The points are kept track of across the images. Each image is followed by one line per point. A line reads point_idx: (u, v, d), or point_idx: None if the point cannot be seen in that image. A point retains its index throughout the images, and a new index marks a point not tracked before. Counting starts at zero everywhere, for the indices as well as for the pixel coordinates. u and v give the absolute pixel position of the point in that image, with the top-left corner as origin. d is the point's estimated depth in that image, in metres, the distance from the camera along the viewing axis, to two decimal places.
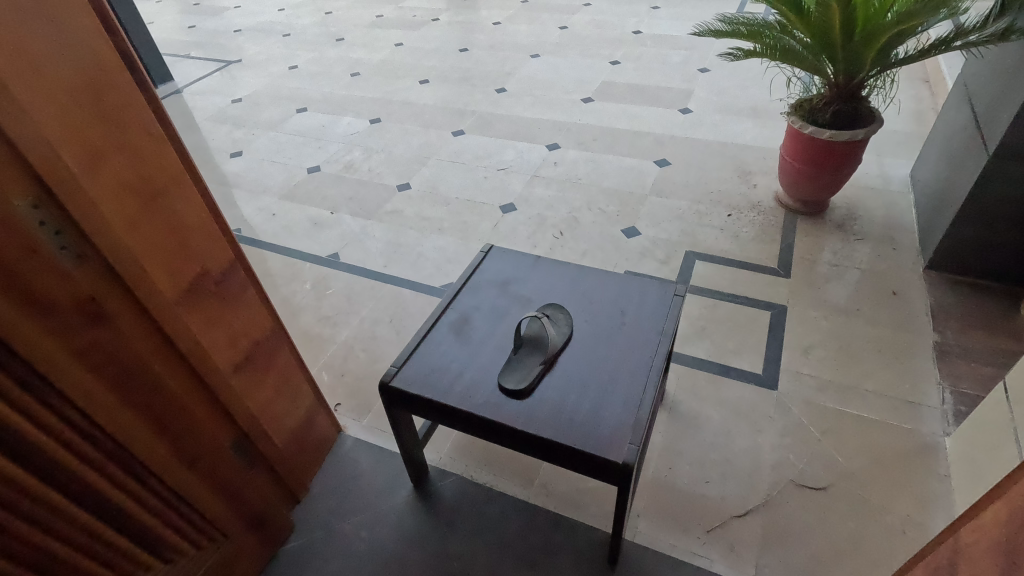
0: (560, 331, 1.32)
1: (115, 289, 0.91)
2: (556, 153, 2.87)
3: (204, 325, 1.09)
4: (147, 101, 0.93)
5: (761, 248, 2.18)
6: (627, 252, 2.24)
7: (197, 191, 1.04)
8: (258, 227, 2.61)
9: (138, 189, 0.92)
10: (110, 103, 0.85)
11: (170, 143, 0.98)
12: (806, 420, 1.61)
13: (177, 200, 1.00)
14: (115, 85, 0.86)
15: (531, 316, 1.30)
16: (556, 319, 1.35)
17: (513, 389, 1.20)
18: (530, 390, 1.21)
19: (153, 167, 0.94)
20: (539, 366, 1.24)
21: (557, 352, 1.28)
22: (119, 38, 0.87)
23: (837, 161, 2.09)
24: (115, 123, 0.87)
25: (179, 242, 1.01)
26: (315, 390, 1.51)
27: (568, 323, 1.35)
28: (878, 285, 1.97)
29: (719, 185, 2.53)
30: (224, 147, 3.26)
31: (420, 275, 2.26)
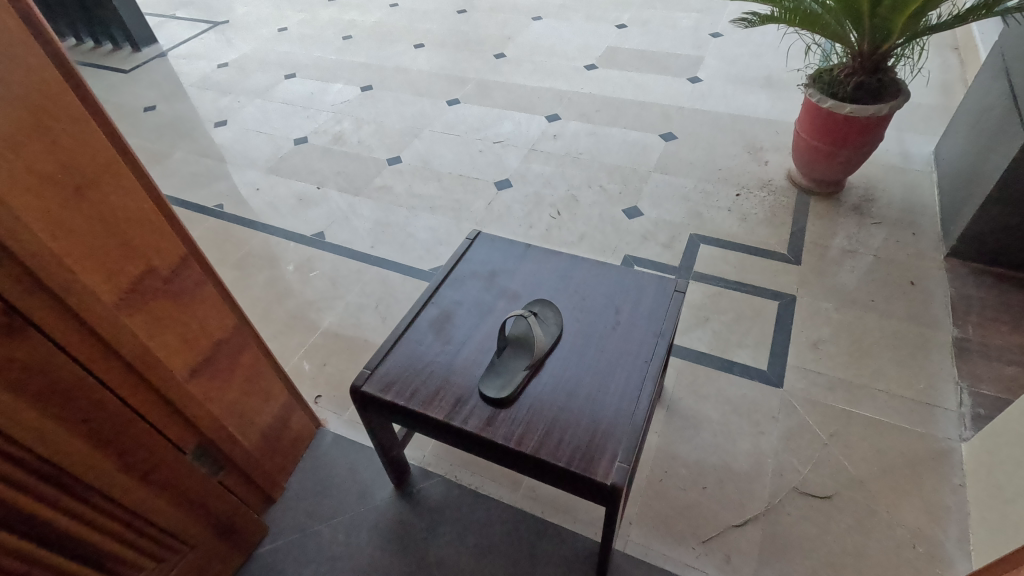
0: (550, 331, 1.21)
1: (35, 294, 0.80)
2: (555, 125, 2.71)
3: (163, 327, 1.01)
4: (66, 78, 0.80)
5: (770, 231, 2.05)
6: (628, 234, 2.11)
7: (136, 179, 0.92)
8: (242, 203, 2.48)
9: (59, 180, 0.80)
10: (16, 83, 0.73)
11: (99, 125, 0.86)
12: (813, 422, 1.51)
13: (111, 191, 0.88)
14: (24, 61, 0.74)
15: (517, 315, 1.18)
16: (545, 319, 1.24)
17: (494, 398, 1.10)
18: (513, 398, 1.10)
19: (78, 155, 0.82)
20: (524, 372, 1.13)
21: (545, 355, 1.17)
22: (26, 4, 0.74)
23: (859, 138, 1.93)
24: (25, 106, 0.74)
25: (117, 238, 0.90)
26: (288, 386, 1.42)
27: (558, 322, 1.23)
28: (895, 274, 1.85)
29: (728, 162, 2.37)
30: (208, 116, 3.10)
31: (409, 257, 2.15)
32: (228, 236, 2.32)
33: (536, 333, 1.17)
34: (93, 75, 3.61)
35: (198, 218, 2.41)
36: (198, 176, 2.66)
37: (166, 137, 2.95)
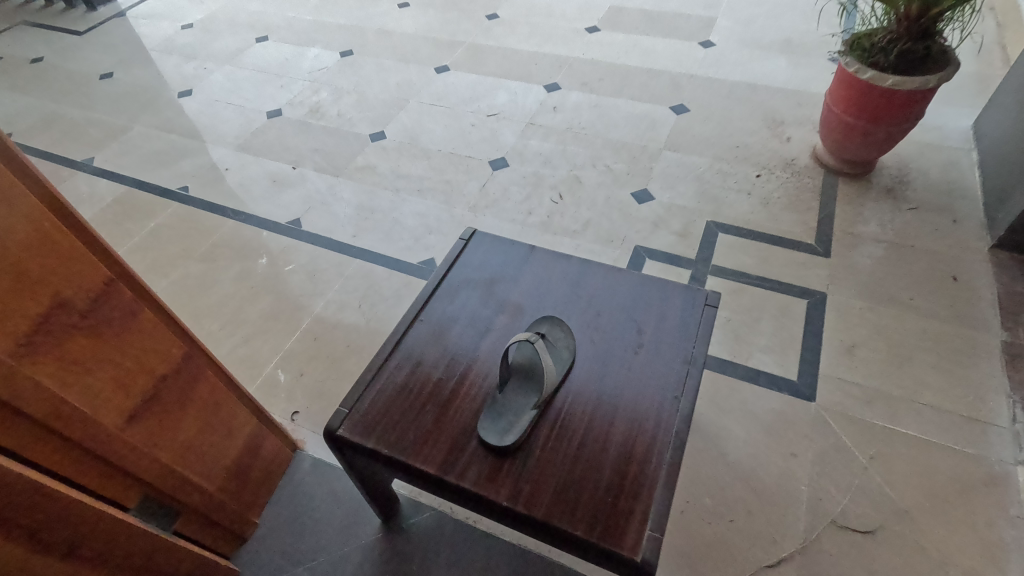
0: (562, 358, 1.02)
1: None
2: (555, 96, 2.46)
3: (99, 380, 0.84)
4: None
5: (795, 218, 1.85)
6: (638, 221, 1.91)
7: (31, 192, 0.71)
8: (209, 185, 2.24)
9: None
10: None
11: None
12: (850, 442, 1.35)
13: None
14: None
15: (521, 340, 0.99)
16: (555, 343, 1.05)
17: (495, 444, 0.91)
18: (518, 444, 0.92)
19: None
20: (531, 412, 0.95)
21: (556, 388, 0.99)
22: None
23: (899, 114, 1.72)
24: None
25: (7, 270, 0.69)
26: (257, 411, 1.24)
27: (571, 347, 1.05)
28: (935, 268, 1.67)
29: (747, 138, 2.15)
30: (171, 84, 2.81)
31: (396, 247, 1.93)
32: (194, 222, 2.09)
33: (545, 361, 0.98)
34: (44, 37, 3.26)
35: (160, 202, 2.17)
36: (160, 154, 2.40)
37: (124, 108, 2.67)
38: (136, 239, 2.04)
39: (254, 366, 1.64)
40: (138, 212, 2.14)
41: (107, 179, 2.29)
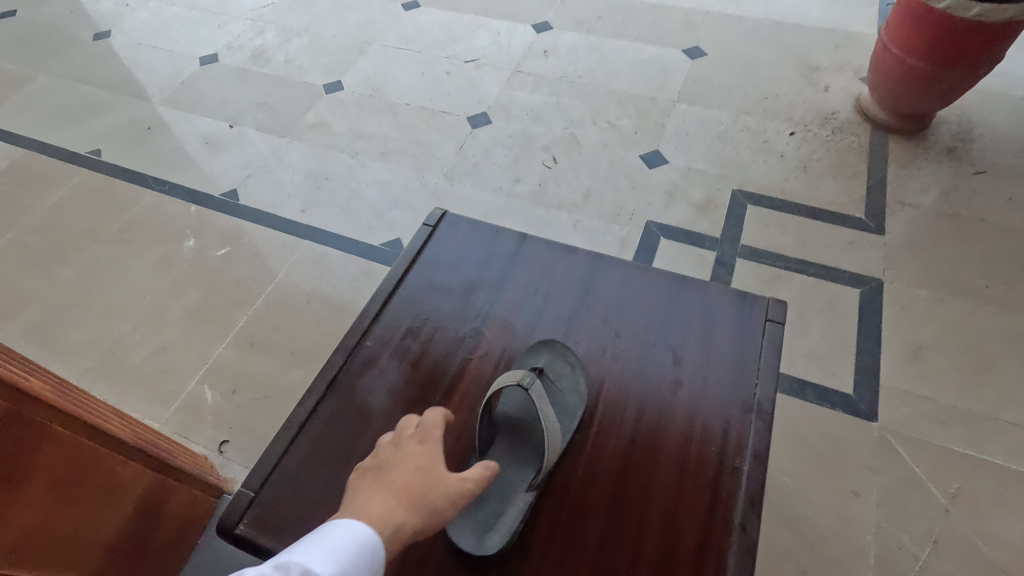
0: (570, 406, 0.71)
1: None
2: (546, 37, 2.06)
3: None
4: None
5: (839, 186, 1.53)
6: (649, 190, 1.57)
7: None
8: (127, 148, 1.84)
9: None
10: None
11: None
12: (926, 475, 1.07)
13: None
14: None
15: (522, 387, 0.69)
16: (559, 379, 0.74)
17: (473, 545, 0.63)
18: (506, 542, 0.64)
19: None
20: (524, 497, 0.66)
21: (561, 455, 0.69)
22: None
23: (979, 54, 1.37)
24: None
25: None
26: (144, 450, 0.89)
27: (584, 385, 0.73)
28: (1014, 247, 1.37)
29: (776, 87, 1.80)
30: (87, 25, 2.34)
31: (354, 225, 1.58)
32: (107, 195, 1.70)
33: (545, 415, 0.67)
34: None
35: (66, 169, 1.78)
36: (69, 109, 1.98)
37: (28, 54, 2.21)
38: (33, 216, 1.66)
39: (175, 381, 1.31)
40: (38, 182, 1.74)
41: (3, 142, 1.88)
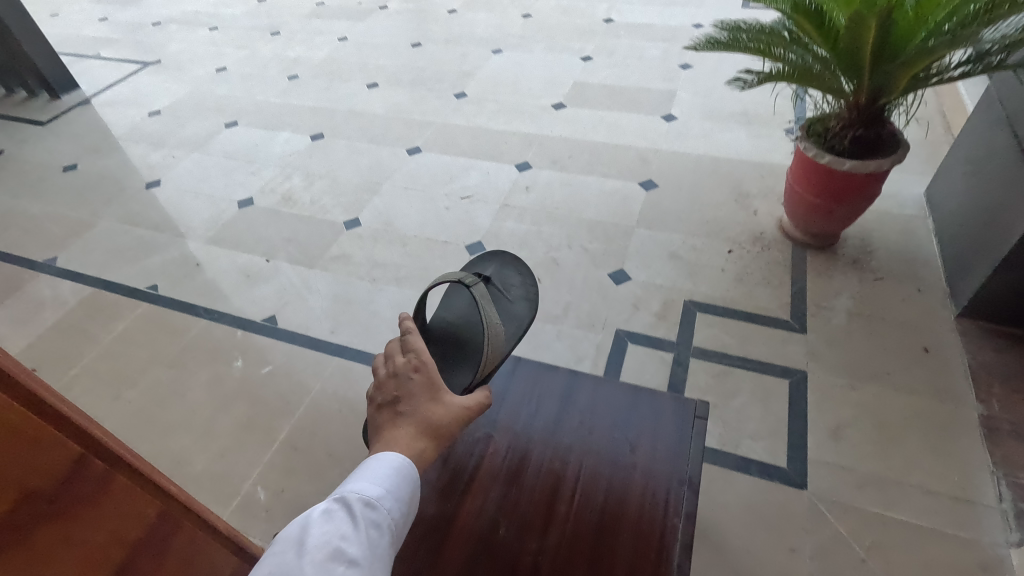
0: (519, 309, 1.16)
1: None
2: (527, 175, 2.51)
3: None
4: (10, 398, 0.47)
5: (769, 293, 1.90)
6: (617, 302, 1.92)
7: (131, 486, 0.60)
8: (179, 282, 2.18)
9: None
10: None
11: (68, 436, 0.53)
12: (846, 531, 1.34)
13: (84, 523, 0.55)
14: None
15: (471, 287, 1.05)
16: (510, 288, 1.21)
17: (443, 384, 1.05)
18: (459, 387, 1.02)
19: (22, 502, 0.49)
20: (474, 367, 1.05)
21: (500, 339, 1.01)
22: None
23: (858, 193, 1.79)
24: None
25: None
26: None
27: (533, 294, 1.19)
28: (907, 339, 1.71)
29: (714, 212, 2.22)
30: (139, 175, 2.77)
31: (376, 342, 1.90)
32: (164, 324, 2.02)
33: (488, 312, 1.01)
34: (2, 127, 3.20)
35: (128, 302, 2.11)
36: (127, 250, 2.34)
37: (89, 201, 2.61)
38: (102, 344, 1.96)
39: (232, 483, 1.56)
40: (104, 315, 2.06)
41: (72, 280, 2.20)
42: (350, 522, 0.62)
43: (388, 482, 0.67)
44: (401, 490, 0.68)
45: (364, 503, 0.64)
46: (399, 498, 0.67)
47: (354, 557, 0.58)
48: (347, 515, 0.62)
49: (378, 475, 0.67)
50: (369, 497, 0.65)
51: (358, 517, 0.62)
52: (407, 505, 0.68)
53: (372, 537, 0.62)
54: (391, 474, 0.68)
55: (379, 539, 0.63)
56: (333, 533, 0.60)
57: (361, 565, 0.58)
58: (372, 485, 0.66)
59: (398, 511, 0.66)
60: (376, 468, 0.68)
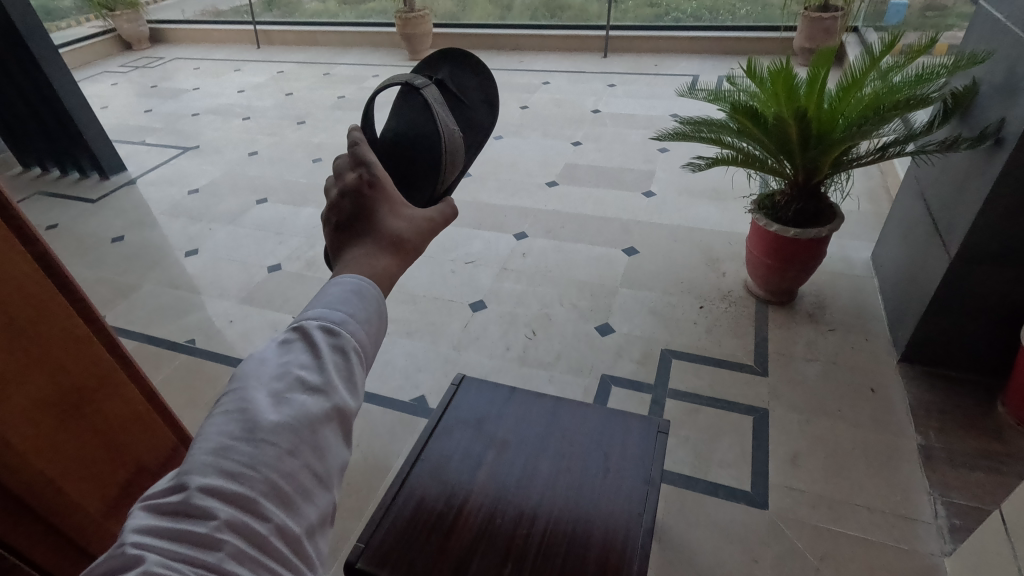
0: (478, 113, 1.47)
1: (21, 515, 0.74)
2: (524, 243, 2.84)
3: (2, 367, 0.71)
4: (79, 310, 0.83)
5: (736, 342, 2.16)
6: (602, 351, 2.18)
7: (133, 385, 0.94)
8: (214, 336, 2.46)
9: (59, 403, 0.80)
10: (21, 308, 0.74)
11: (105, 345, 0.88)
12: (803, 545, 1.53)
13: (109, 401, 0.88)
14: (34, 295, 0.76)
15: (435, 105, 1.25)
16: (465, 91, 1.50)
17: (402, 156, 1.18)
18: (427, 153, 1.18)
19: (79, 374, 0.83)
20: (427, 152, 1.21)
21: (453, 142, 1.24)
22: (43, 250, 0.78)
23: (804, 257, 2.09)
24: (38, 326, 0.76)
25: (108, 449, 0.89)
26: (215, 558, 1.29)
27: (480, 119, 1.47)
28: (856, 381, 1.95)
29: (688, 273, 2.53)
30: (179, 244, 3.11)
31: (389, 387, 2.14)
32: (200, 373, 2.27)
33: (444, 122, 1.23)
34: (59, 204, 3.60)
35: (168, 354, 2.37)
36: (168, 309, 2.63)
37: (135, 267, 2.94)
38: None
39: None
40: (147, 365, 2.32)
41: (119, 335, 2.48)
42: (309, 349, 0.56)
43: (348, 303, 0.60)
44: (364, 310, 0.61)
45: (324, 330, 0.57)
46: (366, 316, 0.61)
47: (318, 385, 0.53)
48: (307, 343, 0.56)
49: (335, 298, 0.60)
50: (329, 321, 0.58)
51: (319, 342, 0.56)
52: (375, 326, 0.61)
53: (338, 362, 0.56)
54: (350, 295, 0.61)
55: (348, 364, 0.57)
56: (290, 364, 0.54)
57: (323, 391, 0.53)
58: (332, 309, 0.59)
59: (366, 334, 0.60)
60: (333, 291, 0.61)
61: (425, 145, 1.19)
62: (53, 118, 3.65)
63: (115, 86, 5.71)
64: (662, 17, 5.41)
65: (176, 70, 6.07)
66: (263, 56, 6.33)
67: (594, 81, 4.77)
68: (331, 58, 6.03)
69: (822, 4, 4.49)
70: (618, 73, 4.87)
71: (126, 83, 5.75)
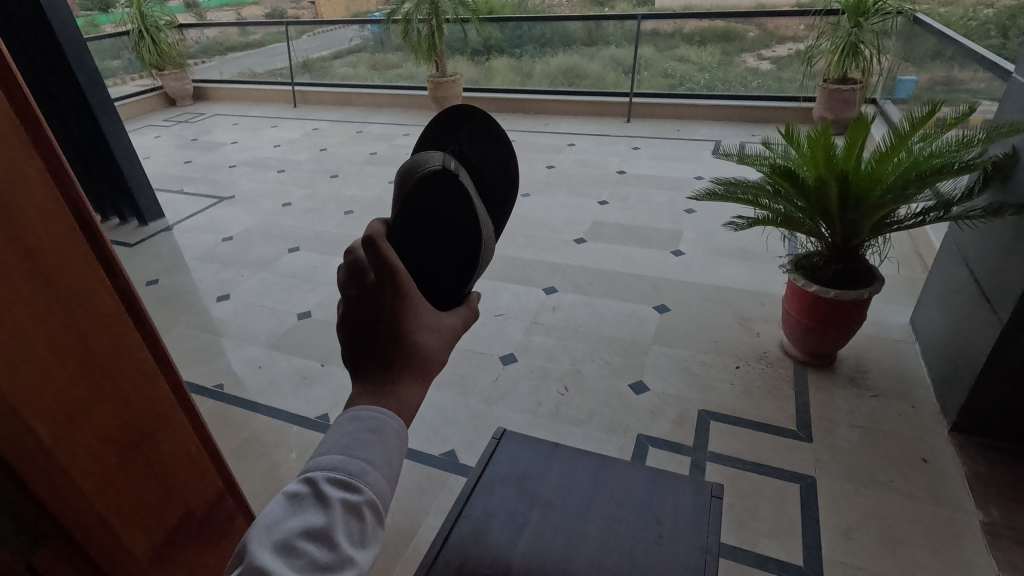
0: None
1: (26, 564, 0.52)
2: (553, 297, 2.84)
3: (65, 396, 0.52)
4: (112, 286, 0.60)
5: (775, 405, 2.09)
6: (637, 410, 2.13)
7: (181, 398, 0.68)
8: (242, 382, 2.44)
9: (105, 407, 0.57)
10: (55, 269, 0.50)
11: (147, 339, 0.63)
12: None
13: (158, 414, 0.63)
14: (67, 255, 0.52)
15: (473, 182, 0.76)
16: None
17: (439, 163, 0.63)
18: (502, 195, 0.77)
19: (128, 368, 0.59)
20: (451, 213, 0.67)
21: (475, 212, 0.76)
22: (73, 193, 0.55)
23: (845, 318, 2.05)
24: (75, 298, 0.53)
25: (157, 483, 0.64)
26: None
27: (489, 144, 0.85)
28: (906, 450, 1.87)
29: (722, 333, 2.49)
30: (211, 289, 3.15)
31: (417, 439, 2.08)
32: (227, 418, 2.25)
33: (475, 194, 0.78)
34: None
35: (195, 398, 2.35)
36: (197, 353, 2.63)
37: (166, 311, 2.97)
38: None
39: None
40: None
41: None
42: (320, 511, 0.48)
43: (366, 448, 0.51)
44: (382, 455, 0.52)
45: (339, 485, 0.49)
46: (388, 464, 0.52)
47: (330, 564, 0.45)
48: (320, 504, 0.48)
49: (351, 443, 0.51)
50: (344, 475, 0.49)
51: (333, 502, 0.48)
52: (395, 473, 0.52)
53: (351, 529, 0.48)
54: (368, 436, 0.51)
55: (362, 529, 0.48)
56: (301, 532, 0.46)
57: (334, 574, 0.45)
58: (349, 458, 0.50)
59: (386, 485, 0.51)
60: (345, 432, 0.52)
61: (454, 120, 0.81)
62: (101, 166, 3.82)
63: (158, 138, 5.98)
64: (675, 86, 5.64)
65: (216, 125, 6.36)
66: (299, 114, 6.63)
67: (618, 144, 4.91)
68: (363, 118, 6.30)
69: (840, 78, 4.65)
70: (640, 137, 5.02)
71: (168, 136, 6.02)
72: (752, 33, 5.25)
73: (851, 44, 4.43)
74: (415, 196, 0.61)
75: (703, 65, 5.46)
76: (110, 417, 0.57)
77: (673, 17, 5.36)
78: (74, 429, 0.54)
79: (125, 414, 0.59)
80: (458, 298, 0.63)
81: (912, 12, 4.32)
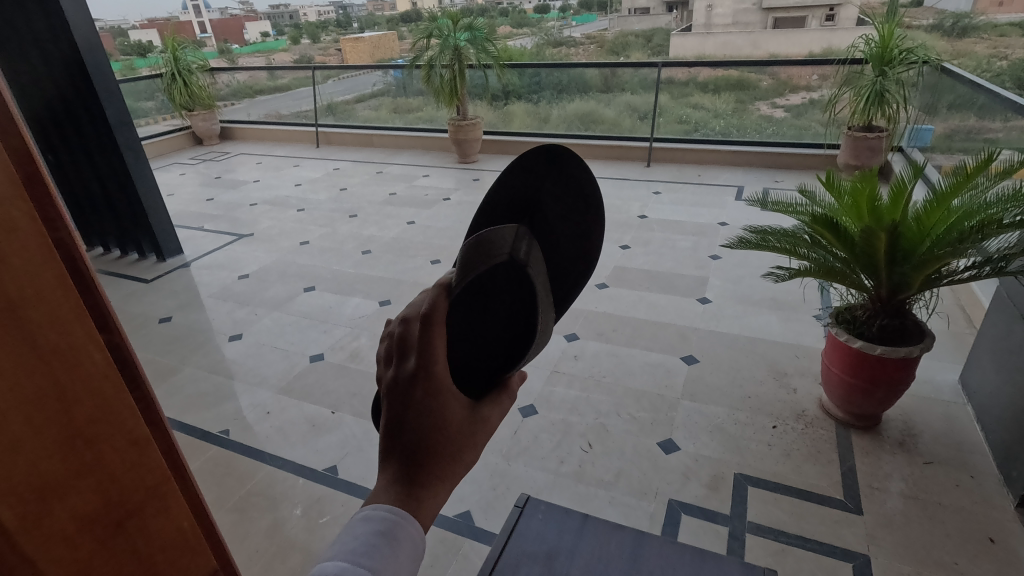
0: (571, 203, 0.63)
1: None
2: (575, 344, 2.73)
3: (35, 466, 0.33)
4: (59, 244, 0.34)
5: (819, 470, 1.93)
6: (667, 472, 1.97)
7: (156, 425, 0.42)
8: (249, 428, 2.33)
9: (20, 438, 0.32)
10: None
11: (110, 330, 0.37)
12: None
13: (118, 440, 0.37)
14: None
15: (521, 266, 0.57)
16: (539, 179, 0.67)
17: (509, 249, 0.49)
18: (568, 280, 0.58)
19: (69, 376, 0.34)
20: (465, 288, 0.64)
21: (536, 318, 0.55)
22: None
23: (891, 377, 1.91)
24: None
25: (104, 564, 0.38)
26: None
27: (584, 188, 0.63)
28: (969, 527, 1.69)
29: (755, 388, 2.34)
30: (224, 328, 3.09)
31: None
32: (231, 468, 2.13)
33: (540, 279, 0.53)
34: (114, 284, 3.68)
35: (199, 445, 2.25)
36: (205, 396, 2.54)
37: (175, 351, 2.90)
38: None
39: None
40: None
41: None
42: None
43: (371, 557, 0.41)
44: (391, 564, 0.41)
45: None
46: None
47: None
48: None
49: (354, 550, 0.41)
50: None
51: None
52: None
53: None
54: (374, 540, 0.41)
55: None
56: None
57: None
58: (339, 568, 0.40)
59: None
60: (351, 530, 0.42)
61: (535, 176, 0.61)
62: (123, 202, 3.85)
63: (183, 176, 6.08)
64: (691, 132, 5.64)
65: (239, 164, 6.46)
66: (321, 154, 6.73)
67: (639, 189, 4.86)
68: (384, 159, 6.37)
69: (865, 125, 4.60)
70: (662, 182, 4.98)
71: (193, 174, 6.11)
72: (765, 82, 5.27)
73: (876, 92, 4.38)
74: (487, 275, 0.46)
75: (718, 112, 5.45)
76: (96, 488, 0.37)
77: (688, 66, 5.42)
78: (46, 511, 0.34)
79: (69, 452, 0.35)
80: (497, 381, 0.48)
81: (940, 61, 4.31)
